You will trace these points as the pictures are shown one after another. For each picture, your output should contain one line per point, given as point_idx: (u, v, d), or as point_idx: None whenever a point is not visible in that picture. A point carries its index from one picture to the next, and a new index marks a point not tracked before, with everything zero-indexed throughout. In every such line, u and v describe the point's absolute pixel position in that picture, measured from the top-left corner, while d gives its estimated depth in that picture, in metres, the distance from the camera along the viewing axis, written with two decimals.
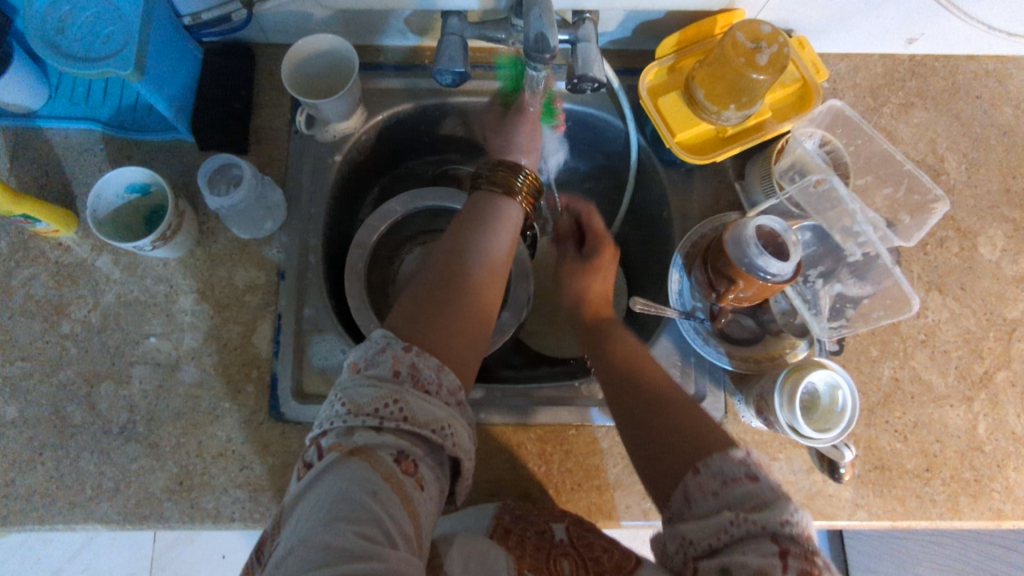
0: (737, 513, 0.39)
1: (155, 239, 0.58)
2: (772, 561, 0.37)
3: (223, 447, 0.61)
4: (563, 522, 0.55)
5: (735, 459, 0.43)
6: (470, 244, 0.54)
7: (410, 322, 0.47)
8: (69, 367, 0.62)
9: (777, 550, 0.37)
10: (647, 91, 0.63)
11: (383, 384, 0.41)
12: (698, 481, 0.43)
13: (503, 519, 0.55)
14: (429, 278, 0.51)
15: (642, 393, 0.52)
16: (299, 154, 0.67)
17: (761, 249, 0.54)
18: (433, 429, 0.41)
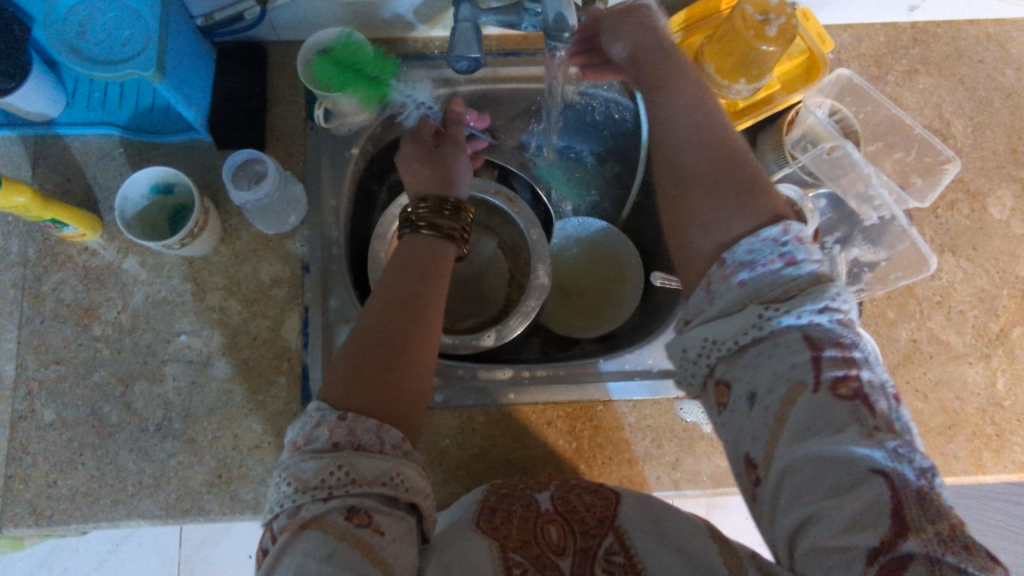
0: (765, 309, 0.42)
1: (185, 236, 0.59)
2: (804, 377, 0.39)
3: (259, 439, 0.63)
4: (548, 490, 0.55)
5: (770, 241, 0.45)
6: (405, 294, 0.52)
7: (354, 386, 0.45)
8: (103, 368, 0.63)
9: (810, 358, 0.39)
10: None
11: (323, 454, 0.40)
12: (723, 272, 0.46)
13: (488, 498, 0.54)
14: (365, 331, 0.49)
15: (692, 174, 0.53)
16: (317, 149, 0.68)
17: None
18: (383, 482, 0.40)
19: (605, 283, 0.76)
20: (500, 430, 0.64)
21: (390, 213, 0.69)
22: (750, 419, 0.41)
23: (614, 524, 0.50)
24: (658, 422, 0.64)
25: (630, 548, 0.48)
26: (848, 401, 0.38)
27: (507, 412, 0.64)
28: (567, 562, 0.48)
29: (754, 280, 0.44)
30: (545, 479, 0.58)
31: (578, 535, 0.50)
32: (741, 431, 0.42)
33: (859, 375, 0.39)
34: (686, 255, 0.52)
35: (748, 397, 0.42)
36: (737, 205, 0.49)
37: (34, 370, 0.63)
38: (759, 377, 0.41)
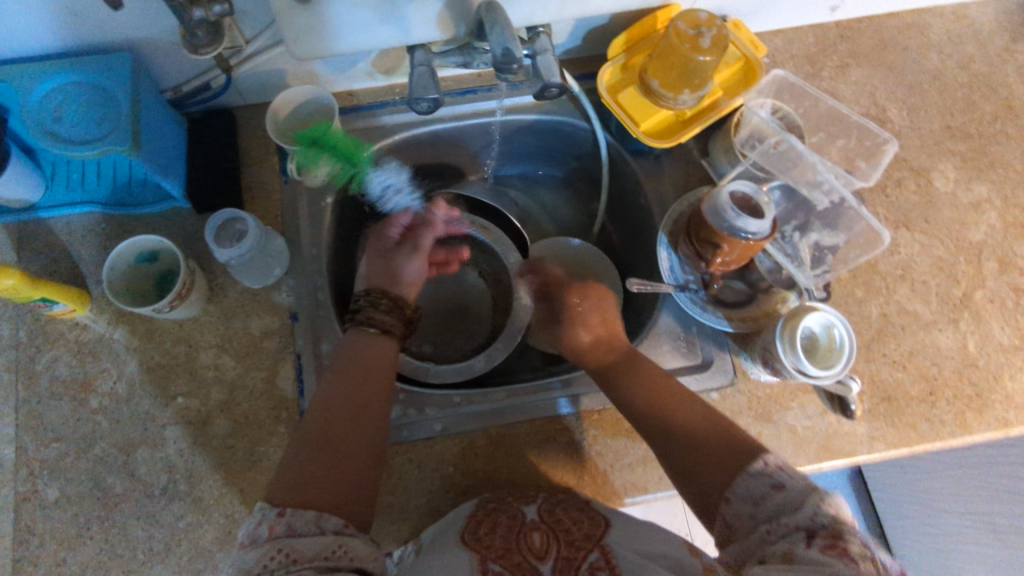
0: (775, 521, 0.46)
1: (174, 297, 0.61)
2: (799, 545, 0.43)
3: (265, 489, 0.63)
4: (534, 503, 0.60)
5: (760, 474, 0.49)
6: (350, 401, 0.56)
7: (293, 486, 0.49)
8: (103, 441, 0.64)
9: (805, 536, 0.43)
10: (606, 89, 0.68)
11: (261, 544, 0.44)
12: (733, 509, 0.50)
13: (477, 512, 0.58)
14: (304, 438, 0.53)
15: (674, 440, 0.56)
16: (294, 201, 0.71)
17: (738, 212, 0.58)
18: (326, 556, 0.45)
19: None
20: (500, 450, 0.65)
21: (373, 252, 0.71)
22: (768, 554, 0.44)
23: (600, 542, 0.56)
24: None
25: (614, 559, 0.54)
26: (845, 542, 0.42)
27: (506, 433, 0.66)
28: (548, 565, 0.55)
29: (784, 480, 0.48)
30: (533, 493, 0.62)
31: (564, 542, 0.56)
32: (760, 549, 0.45)
33: (849, 540, 0.42)
34: (697, 474, 0.54)
35: (757, 538, 0.46)
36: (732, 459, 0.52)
37: (35, 451, 0.63)
38: (754, 550, 0.46)
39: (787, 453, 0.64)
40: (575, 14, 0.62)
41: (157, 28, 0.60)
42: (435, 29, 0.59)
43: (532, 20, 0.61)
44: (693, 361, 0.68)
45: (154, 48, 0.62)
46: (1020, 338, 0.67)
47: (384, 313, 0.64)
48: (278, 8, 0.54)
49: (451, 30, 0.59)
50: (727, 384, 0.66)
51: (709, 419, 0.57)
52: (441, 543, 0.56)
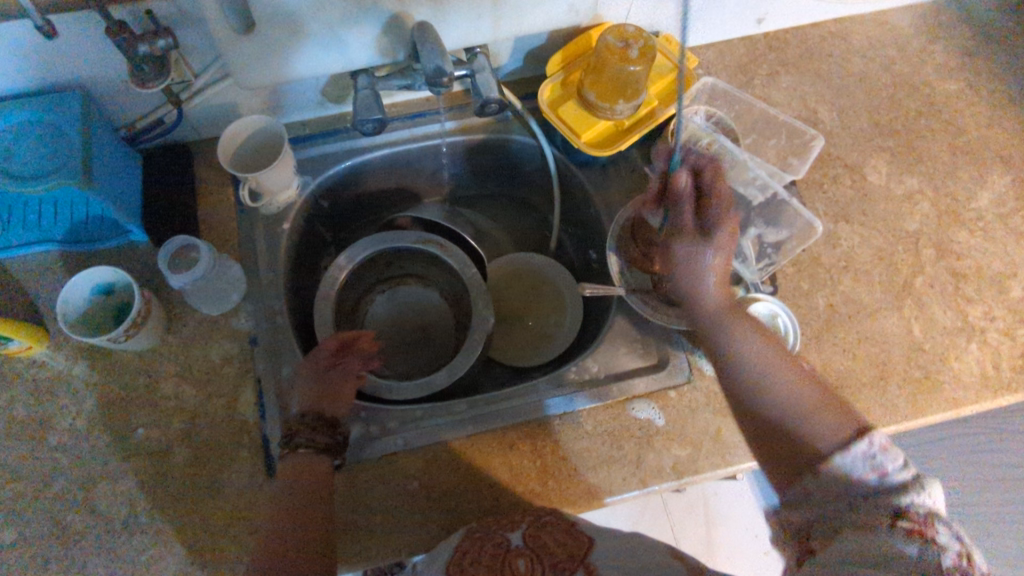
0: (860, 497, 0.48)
1: (130, 326, 0.61)
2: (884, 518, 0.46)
3: (229, 516, 0.63)
4: (519, 529, 0.58)
5: (860, 455, 0.50)
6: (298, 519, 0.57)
7: None
8: (62, 478, 0.63)
9: (891, 514, 0.46)
10: (546, 104, 0.70)
11: None
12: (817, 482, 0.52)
13: (460, 544, 0.57)
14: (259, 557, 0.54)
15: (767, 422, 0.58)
16: (250, 229, 0.72)
17: (677, 211, 0.61)
18: None
19: (547, 312, 0.80)
20: (464, 462, 0.65)
21: (331, 275, 0.73)
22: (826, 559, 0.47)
23: (583, 561, 0.57)
24: (614, 426, 0.67)
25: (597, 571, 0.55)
26: (914, 530, 0.45)
27: (470, 442, 0.66)
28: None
29: (843, 462, 0.51)
30: (517, 516, 0.61)
31: (547, 566, 0.56)
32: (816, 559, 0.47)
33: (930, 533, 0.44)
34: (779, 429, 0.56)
35: (803, 498, 0.52)
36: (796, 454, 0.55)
37: None
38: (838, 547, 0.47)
39: (745, 446, 0.65)
40: (510, 34, 0.65)
41: (107, 66, 0.62)
42: (377, 54, 0.62)
43: (468, 41, 0.64)
44: (650, 362, 0.70)
45: (104, 84, 0.64)
46: (963, 321, 0.69)
47: (323, 434, 0.61)
48: (220, 40, 0.56)
49: (391, 55, 0.62)
50: (684, 381, 0.68)
51: (820, 398, 0.57)
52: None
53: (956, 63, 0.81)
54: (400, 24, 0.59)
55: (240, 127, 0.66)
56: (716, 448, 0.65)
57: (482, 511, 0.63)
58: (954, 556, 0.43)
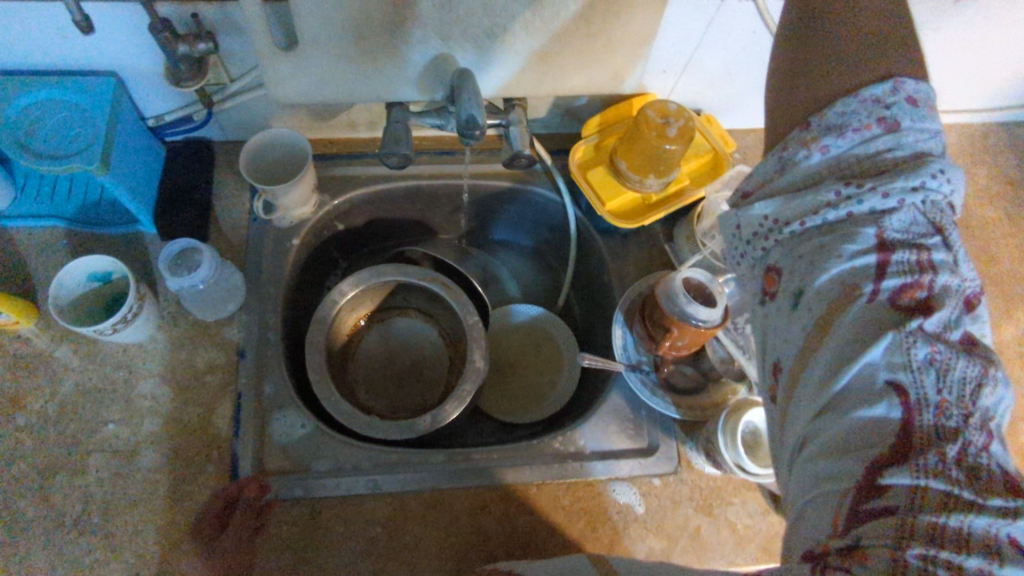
0: (842, 191, 0.44)
1: (120, 321, 0.60)
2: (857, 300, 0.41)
3: (183, 531, 0.61)
4: None
5: (869, 105, 0.46)
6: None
7: None
8: (23, 460, 0.62)
9: (873, 276, 0.41)
10: (577, 165, 0.69)
11: None
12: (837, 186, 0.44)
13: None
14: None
15: (803, 76, 0.51)
16: (259, 239, 0.71)
17: (689, 298, 0.59)
18: None
19: (542, 372, 0.79)
20: (432, 514, 0.63)
21: (331, 298, 0.71)
22: (783, 313, 0.45)
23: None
24: (592, 505, 0.64)
25: None
26: (908, 309, 0.40)
27: (440, 497, 0.64)
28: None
29: (834, 146, 0.46)
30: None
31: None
32: (772, 317, 0.46)
33: (916, 294, 0.40)
34: (811, 65, 0.50)
35: (760, 254, 0.49)
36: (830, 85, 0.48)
37: None
38: (792, 342, 0.44)
39: (723, 549, 0.63)
40: (551, 91, 0.64)
41: (145, 59, 0.61)
42: (414, 89, 0.61)
43: (509, 91, 0.63)
44: (639, 446, 0.67)
45: (140, 76, 0.63)
46: None
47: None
48: (261, 53, 0.56)
49: (429, 92, 0.61)
50: (671, 472, 0.65)
51: (880, 38, 0.48)
52: None
53: (995, 191, 0.80)
54: (442, 66, 0.59)
55: (267, 136, 0.66)
56: (693, 547, 0.63)
57: (442, 571, 0.61)
58: (944, 300, 0.41)
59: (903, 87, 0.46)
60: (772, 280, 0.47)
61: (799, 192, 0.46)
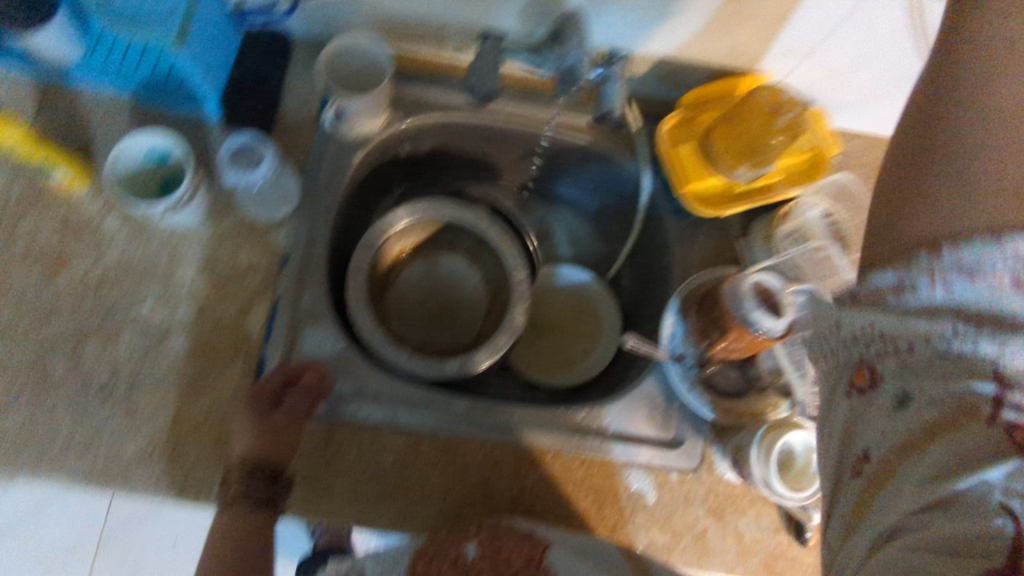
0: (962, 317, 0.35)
1: (169, 205, 0.59)
2: (951, 423, 0.34)
3: (200, 421, 0.61)
4: (475, 539, 0.54)
5: (1017, 258, 0.35)
6: (238, 557, 0.58)
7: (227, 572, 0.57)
8: (58, 321, 0.62)
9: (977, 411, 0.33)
10: (666, 137, 0.65)
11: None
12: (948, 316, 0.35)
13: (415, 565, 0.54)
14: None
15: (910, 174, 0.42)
16: (321, 148, 0.68)
17: (755, 305, 0.55)
18: None
19: (580, 340, 0.77)
20: (442, 461, 0.63)
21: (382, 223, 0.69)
22: (877, 410, 0.36)
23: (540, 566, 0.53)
24: (603, 484, 0.63)
25: None
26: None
27: (455, 444, 0.64)
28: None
29: (960, 289, 0.35)
30: (472, 528, 0.56)
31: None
32: (858, 416, 0.37)
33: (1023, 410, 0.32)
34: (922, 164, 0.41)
35: (852, 353, 0.38)
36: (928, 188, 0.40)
37: None
38: (876, 436, 0.36)
39: (724, 557, 0.62)
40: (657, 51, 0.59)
41: None
42: None
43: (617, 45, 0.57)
44: (663, 436, 0.66)
45: None
46: None
47: (257, 485, 0.57)
48: None
49: None
50: (690, 470, 0.64)
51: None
52: None
53: None
54: None
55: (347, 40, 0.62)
56: (695, 547, 0.62)
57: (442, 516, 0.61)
58: None
59: (1007, 253, 0.35)
60: (862, 375, 0.38)
61: (909, 313, 0.36)
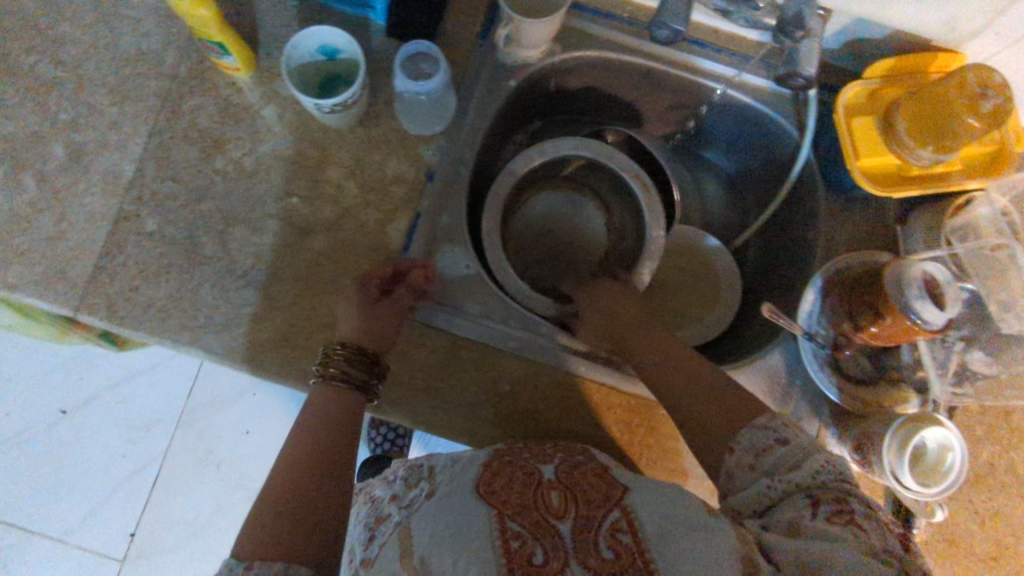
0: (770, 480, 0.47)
1: (339, 106, 0.59)
2: (802, 512, 0.44)
3: (333, 319, 0.63)
4: (552, 464, 0.54)
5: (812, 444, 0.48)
6: (325, 429, 0.54)
7: (308, 435, 0.54)
8: (211, 201, 0.64)
9: (810, 500, 0.44)
10: (844, 106, 0.62)
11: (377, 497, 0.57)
12: (736, 459, 0.50)
13: (490, 464, 0.54)
14: (273, 498, 0.48)
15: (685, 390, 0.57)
16: (478, 68, 0.68)
17: (921, 293, 0.52)
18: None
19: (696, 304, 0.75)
20: (559, 396, 0.63)
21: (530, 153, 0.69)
22: (756, 525, 0.46)
23: (619, 503, 0.49)
24: None
25: (635, 518, 0.47)
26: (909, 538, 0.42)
27: (572, 382, 0.64)
28: (567, 525, 0.47)
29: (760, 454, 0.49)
30: (552, 452, 0.57)
31: (579, 501, 0.49)
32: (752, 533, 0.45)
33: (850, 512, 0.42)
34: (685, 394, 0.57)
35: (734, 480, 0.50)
36: (725, 419, 0.53)
37: (153, 180, 0.64)
38: (772, 522, 0.45)
39: None
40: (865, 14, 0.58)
41: None
42: None
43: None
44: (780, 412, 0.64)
45: None
46: None
47: (359, 367, 0.58)
48: None
49: None
50: None
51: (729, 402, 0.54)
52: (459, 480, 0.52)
53: None
54: None
55: None
56: None
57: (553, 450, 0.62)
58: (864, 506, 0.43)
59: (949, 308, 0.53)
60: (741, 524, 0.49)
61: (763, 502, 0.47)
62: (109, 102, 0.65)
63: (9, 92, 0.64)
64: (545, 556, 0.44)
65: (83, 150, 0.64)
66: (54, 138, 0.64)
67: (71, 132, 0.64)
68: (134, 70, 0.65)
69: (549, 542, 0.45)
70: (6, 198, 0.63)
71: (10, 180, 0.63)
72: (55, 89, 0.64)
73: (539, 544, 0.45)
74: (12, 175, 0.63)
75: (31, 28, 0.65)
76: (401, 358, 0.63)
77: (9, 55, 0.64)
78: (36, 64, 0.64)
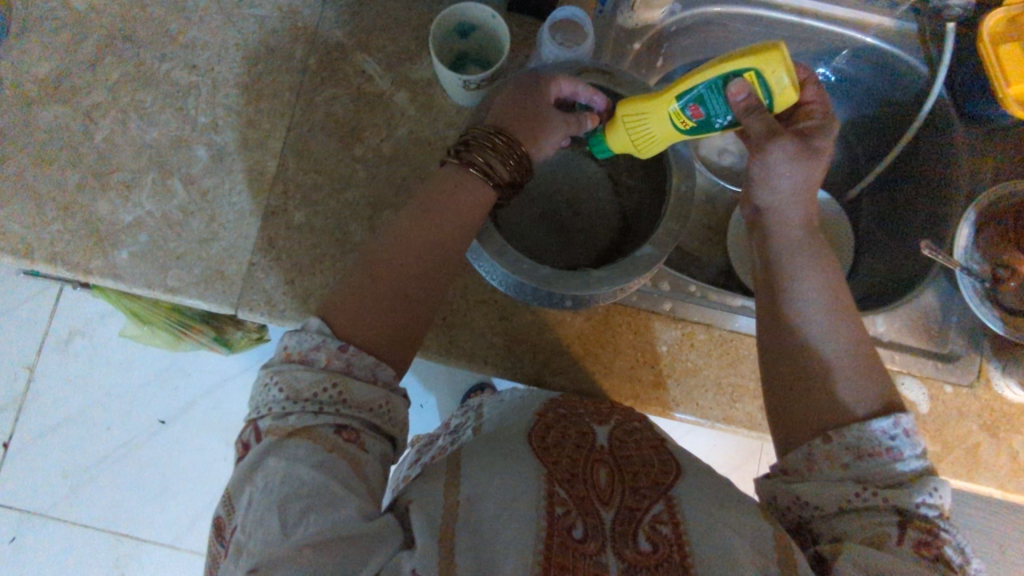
0: (863, 488, 0.45)
1: (485, 80, 0.61)
2: (886, 530, 0.42)
3: (486, 294, 0.63)
4: (606, 427, 0.53)
5: (879, 433, 0.46)
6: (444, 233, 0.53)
7: (407, 247, 0.52)
8: (356, 188, 0.65)
9: (898, 520, 0.43)
10: (990, 36, 0.63)
11: (424, 448, 0.63)
12: (830, 451, 0.47)
13: (546, 415, 0.53)
14: (364, 294, 0.50)
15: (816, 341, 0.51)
16: (603, 33, 0.68)
17: None
18: (369, 409, 0.46)
19: None
20: (718, 352, 0.64)
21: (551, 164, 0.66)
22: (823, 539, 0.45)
23: (666, 494, 0.47)
24: None
25: (682, 520, 0.44)
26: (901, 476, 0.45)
27: (730, 339, 0.65)
28: (611, 513, 0.45)
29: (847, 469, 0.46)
30: (608, 411, 0.56)
31: (627, 489, 0.47)
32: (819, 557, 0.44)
33: (942, 543, 0.41)
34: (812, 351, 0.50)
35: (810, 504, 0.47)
36: (850, 393, 0.48)
37: (295, 173, 0.65)
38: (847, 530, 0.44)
39: (995, 472, 0.61)
40: None
41: None
42: None
43: None
44: (938, 350, 0.65)
45: None
46: None
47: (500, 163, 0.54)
48: None
49: None
50: (966, 384, 0.63)
51: (856, 363, 0.49)
52: (509, 434, 0.51)
53: None
54: None
55: None
56: (968, 460, 0.61)
57: (719, 406, 0.63)
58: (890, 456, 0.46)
59: None
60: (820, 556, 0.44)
61: (830, 516, 0.45)
62: (246, 101, 0.66)
63: (149, 101, 0.66)
64: (585, 533, 0.43)
65: (225, 151, 0.65)
66: (197, 140, 0.65)
67: (213, 134, 0.66)
68: (267, 68, 0.67)
69: (590, 521, 0.44)
70: (157, 203, 0.64)
71: (159, 185, 0.64)
72: (193, 94, 0.66)
73: (581, 519, 0.44)
74: (160, 180, 0.64)
75: (165, 37, 0.67)
76: (558, 326, 0.63)
77: (145, 64, 0.66)
78: (173, 71, 0.67)
